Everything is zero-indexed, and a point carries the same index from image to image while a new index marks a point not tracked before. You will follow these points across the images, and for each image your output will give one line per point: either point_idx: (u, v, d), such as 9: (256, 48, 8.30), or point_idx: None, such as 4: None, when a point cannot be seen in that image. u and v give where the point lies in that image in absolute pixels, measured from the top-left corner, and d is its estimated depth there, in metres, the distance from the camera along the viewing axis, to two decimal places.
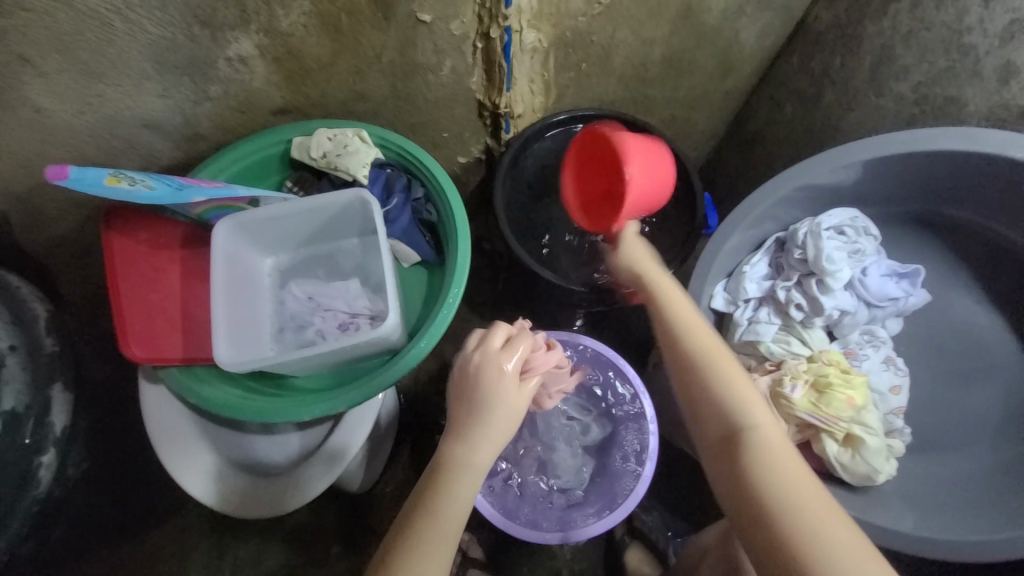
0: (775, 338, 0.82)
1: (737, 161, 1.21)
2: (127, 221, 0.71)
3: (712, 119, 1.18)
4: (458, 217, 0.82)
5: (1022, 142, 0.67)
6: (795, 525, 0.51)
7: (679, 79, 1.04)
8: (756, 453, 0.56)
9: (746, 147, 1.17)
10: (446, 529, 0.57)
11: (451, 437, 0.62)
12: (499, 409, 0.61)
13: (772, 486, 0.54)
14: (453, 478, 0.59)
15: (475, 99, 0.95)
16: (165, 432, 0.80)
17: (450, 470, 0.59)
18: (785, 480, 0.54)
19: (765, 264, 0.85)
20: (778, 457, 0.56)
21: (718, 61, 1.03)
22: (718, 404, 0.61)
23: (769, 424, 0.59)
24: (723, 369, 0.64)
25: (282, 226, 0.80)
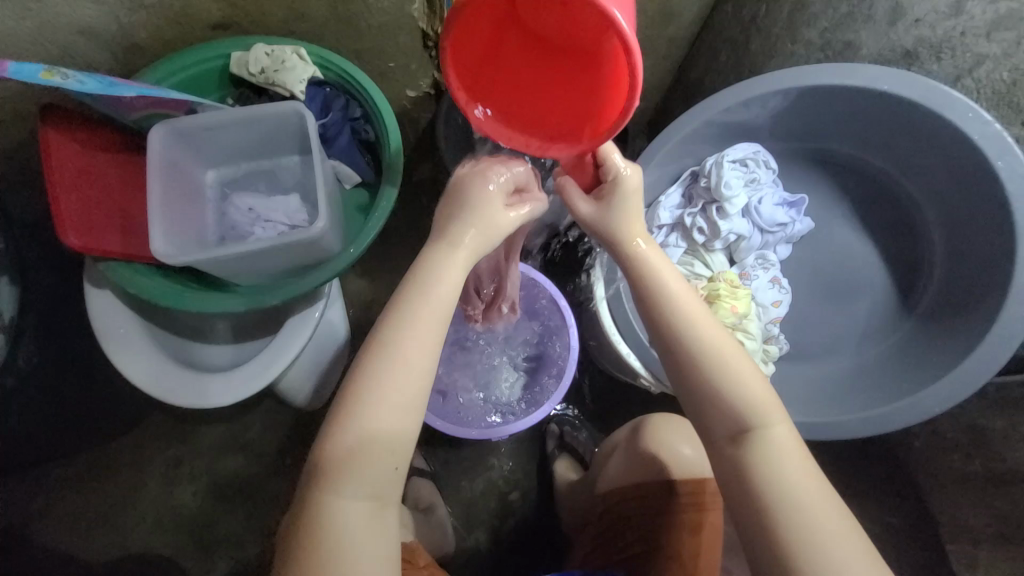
0: (681, 260, 0.91)
1: (679, 111, 1.27)
2: (61, 115, 0.72)
3: (657, 68, 1.20)
4: (392, 136, 0.87)
5: (885, 76, 0.76)
6: (796, 528, 0.51)
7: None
8: (762, 451, 0.54)
9: (687, 96, 1.22)
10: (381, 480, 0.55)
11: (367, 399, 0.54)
12: (426, 314, 0.57)
13: (778, 491, 0.52)
14: (368, 443, 0.54)
15: (418, 28, 0.97)
16: (108, 329, 0.85)
17: (368, 435, 0.54)
18: (793, 481, 0.52)
19: (679, 194, 0.94)
20: (783, 458, 0.53)
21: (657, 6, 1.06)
22: (723, 400, 0.55)
23: (781, 423, 0.55)
24: (733, 358, 0.57)
25: (220, 137, 0.84)
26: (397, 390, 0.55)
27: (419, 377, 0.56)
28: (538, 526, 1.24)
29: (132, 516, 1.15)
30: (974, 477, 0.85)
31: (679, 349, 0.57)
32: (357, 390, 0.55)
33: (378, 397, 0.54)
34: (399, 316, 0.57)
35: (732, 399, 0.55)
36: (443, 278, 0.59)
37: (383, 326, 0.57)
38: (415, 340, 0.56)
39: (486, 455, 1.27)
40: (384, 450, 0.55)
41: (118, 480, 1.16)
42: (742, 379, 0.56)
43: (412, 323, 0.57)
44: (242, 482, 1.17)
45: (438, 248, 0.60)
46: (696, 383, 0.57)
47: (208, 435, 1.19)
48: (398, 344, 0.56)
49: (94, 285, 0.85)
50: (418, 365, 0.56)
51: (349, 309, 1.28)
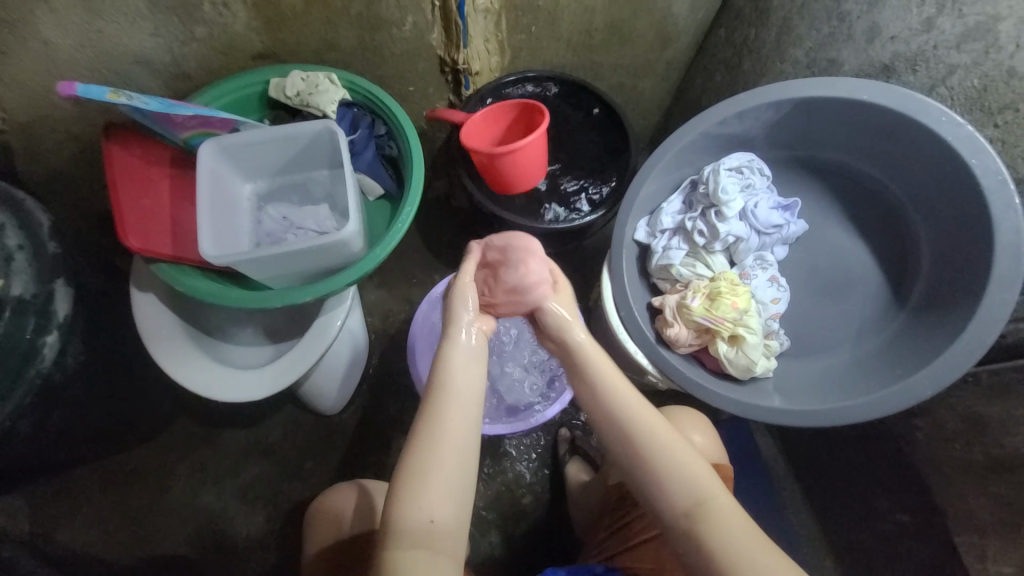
0: (683, 263, 0.96)
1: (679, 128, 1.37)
2: (123, 136, 0.82)
3: (655, 89, 1.33)
4: (413, 148, 0.95)
5: (863, 86, 0.86)
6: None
7: (622, 46, 1.18)
8: (717, 531, 0.60)
9: (686, 114, 1.33)
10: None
11: (403, 499, 0.59)
12: (448, 416, 0.63)
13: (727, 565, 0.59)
14: (404, 541, 0.58)
15: (437, 56, 1.08)
16: (151, 330, 0.91)
17: (404, 531, 0.58)
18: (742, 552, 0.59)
19: (680, 201, 1.01)
20: (745, 541, 0.60)
21: (655, 32, 1.16)
22: (663, 486, 0.63)
23: (723, 498, 0.62)
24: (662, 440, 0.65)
25: (258, 153, 0.93)
26: (428, 541, 0.58)
27: (450, 469, 0.61)
28: (550, 530, 1.25)
29: (155, 518, 1.19)
30: (975, 465, 0.87)
31: (621, 441, 0.66)
32: (398, 496, 0.60)
33: (416, 493, 0.59)
34: (412, 477, 0.60)
35: (675, 480, 0.63)
36: (447, 426, 0.62)
37: (401, 485, 0.60)
38: (435, 494, 0.59)
39: (498, 458, 1.29)
40: (418, 547, 0.58)
41: (145, 482, 1.20)
42: (687, 466, 0.64)
43: (428, 479, 0.60)
44: (263, 484, 1.21)
45: (439, 404, 0.63)
46: (641, 473, 0.65)
47: (232, 437, 1.23)
48: (417, 501, 0.59)
49: (140, 288, 0.92)
50: (444, 511, 0.59)
51: (367, 317, 1.34)
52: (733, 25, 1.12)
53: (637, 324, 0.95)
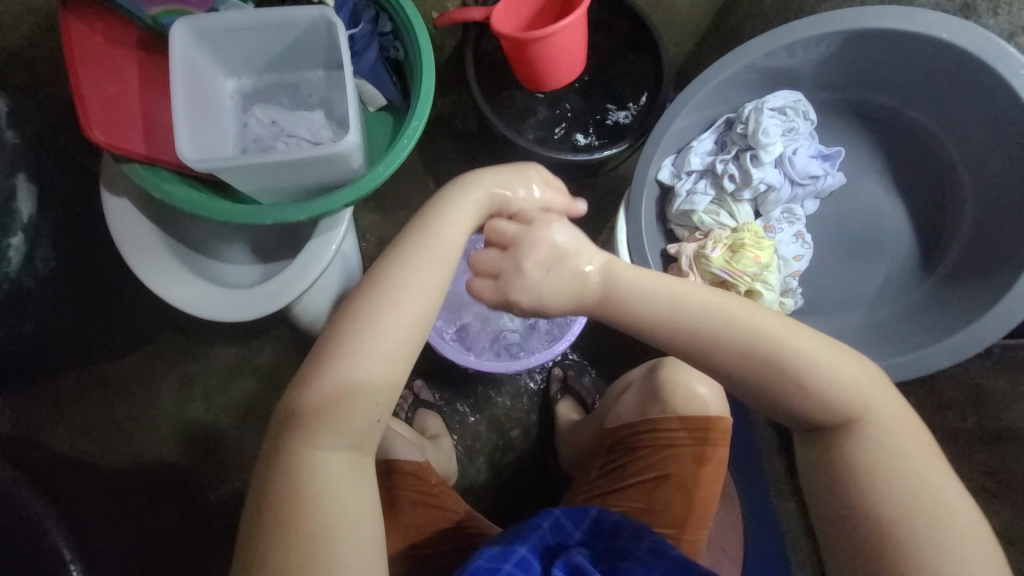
0: (707, 209, 0.92)
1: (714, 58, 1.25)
2: (83, 8, 0.70)
3: (693, 9, 1.19)
4: (423, 52, 0.82)
5: (942, 22, 0.76)
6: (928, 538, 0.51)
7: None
8: (879, 438, 0.55)
9: (724, 42, 1.21)
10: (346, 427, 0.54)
11: (350, 346, 0.55)
12: (421, 268, 0.58)
13: (888, 497, 0.53)
14: (343, 389, 0.54)
15: None
16: (130, 240, 0.85)
17: (345, 376, 0.54)
18: (912, 482, 0.53)
19: (712, 140, 0.93)
20: (904, 449, 0.54)
21: None
22: (813, 399, 0.56)
23: (884, 409, 0.56)
24: (816, 354, 0.57)
25: (243, 41, 0.80)
26: (346, 421, 0.54)
27: (411, 329, 0.56)
28: (537, 462, 1.29)
29: (146, 425, 1.18)
30: (966, 433, 0.88)
31: (750, 364, 0.56)
32: (347, 343, 0.55)
33: (367, 345, 0.55)
34: (339, 349, 0.55)
35: (824, 398, 0.55)
36: (414, 284, 0.57)
37: (326, 360, 0.55)
38: (383, 353, 0.55)
39: (492, 392, 1.30)
40: (360, 400, 0.54)
41: (133, 392, 1.19)
42: (837, 379, 0.56)
43: (354, 357, 0.54)
44: (254, 402, 1.20)
45: (385, 280, 0.57)
46: (788, 387, 0.56)
47: (220, 353, 1.21)
48: (359, 376, 0.54)
49: (112, 192, 0.85)
50: (369, 394, 0.55)
51: (362, 242, 1.27)
52: None
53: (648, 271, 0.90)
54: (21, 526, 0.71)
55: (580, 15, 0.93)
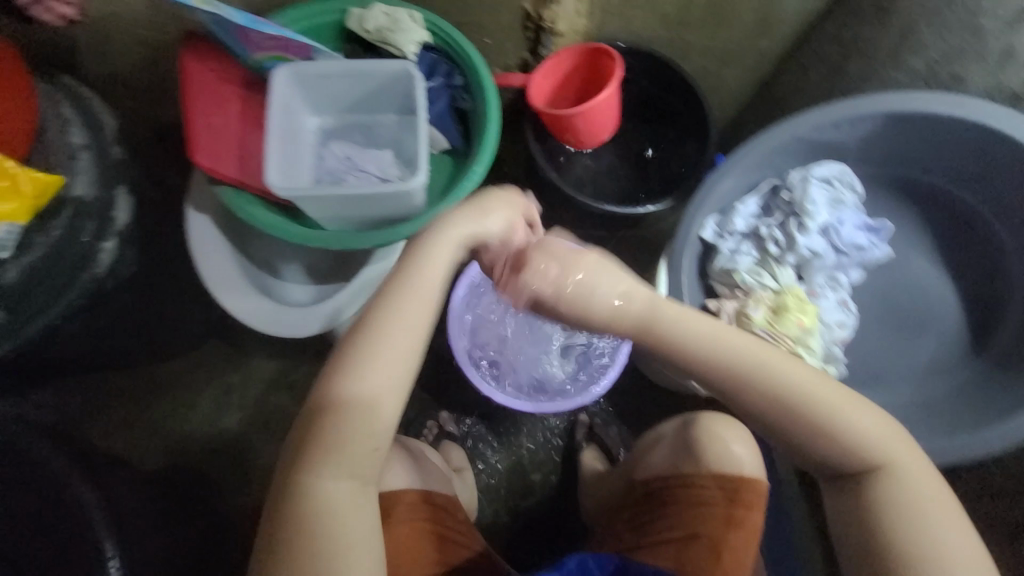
0: (749, 269, 0.93)
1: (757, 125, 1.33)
2: (205, 51, 0.82)
3: (739, 79, 1.28)
4: (491, 105, 0.89)
5: (988, 110, 0.80)
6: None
7: (718, 28, 1.14)
8: (897, 476, 0.58)
9: (768, 112, 1.28)
10: (347, 450, 0.57)
11: (342, 371, 0.58)
12: (407, 291, 0.61)
13: (916, 541, 0.55)
14: (340, 409, 0.58)
15: (523, 8, 1.03)
16: (205, 251, 0.95)
17: (343, 399, 0.58)
18: (933, 523, 0.55)
19: (757, 204, 0.96)
20: (922, 488, 0.57)
21: (756, 18, 1.13)
22: (834, 443, 0.58)
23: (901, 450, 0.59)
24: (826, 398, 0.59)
25: (331, 85, 0.88)
26: (360, 438, 0.57)
27: (402, 352, 0.59)
28: (555, 510, 1.26)
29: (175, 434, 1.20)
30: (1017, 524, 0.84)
31: (772, 404, 0.58)
32: (342, 366, 0.58)
33: (363, 369, 0.58)
34: (351, 369, 0.58)
35: (836, 442, 0.58)
36: (402, 309, 0.60)
37: (340, 380, 0.58)
38: (375, 372, 0.58)
39: (516, 433, 1.29)
40: (361, 423, 0.58)
41: (173, 396, 1.23)
42: (855, 420, 0.59)
43: (366, 375, 0.58)
44: (285, 417, 1.23)
45: (393, 303, 0.60)
46: (813, 428, 0.58)
47: (259, 366, 1.25)
48: (354, 396, 0.58)
49: (195, 208, 0.95)
50: (366, 414, 0.58)
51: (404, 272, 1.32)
52: (847, 21, 1.08)
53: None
54: (75, 512, 0.74)
55: (617, 83, 1.03)
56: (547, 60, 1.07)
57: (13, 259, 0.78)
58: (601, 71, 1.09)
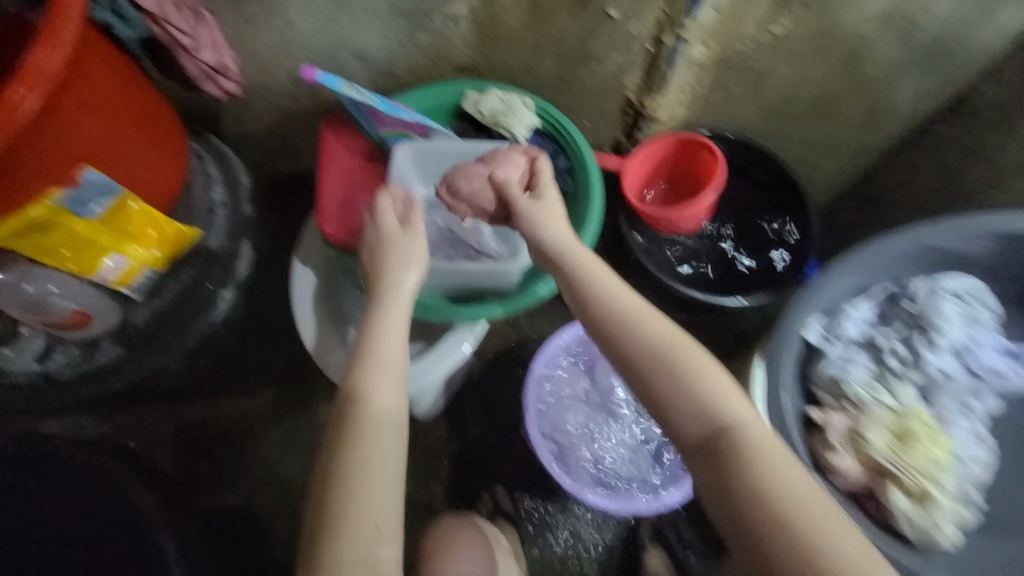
0: (866, 383, 0.88)
1: (854, 217, 1.27)
2: (339, 126, 0.90)
3: (836, 171, 1.25)
4: (594, 188, 0.92)
5: None
6: (784, 527, 0.52)
7: (821, 121, 1.13)
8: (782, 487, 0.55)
9: (868, 205, 1.24)
10: (360, 440, 0.62)
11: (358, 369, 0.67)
12: (393, 293, 0.72)
13: (772, 494, 0.53)
14: (356, 402, 0.65)
15: (624, 96, 1.07)
16: (301, 302, 0.99)
17: (356, 393, 0.65)
18: (800, 489, 0.54)
19: (872, 310, 0.90)
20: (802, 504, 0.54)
21: (864, 115, 1.11)
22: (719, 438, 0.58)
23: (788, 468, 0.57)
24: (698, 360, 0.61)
25: (443, 160, 0.94)
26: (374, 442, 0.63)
27: (393, 345, 0.69)
28: None
29: (231, 469, 1.17)
30: None
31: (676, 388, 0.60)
32: (358, 367, 0.67)
33: (372, 366, 0.67)
34: (364, 388, 0.65)
35: (708, 404, 0.59)
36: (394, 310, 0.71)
37: (354, 395, 0.65)
38: (379, 366, 0.67)
39: (575, 518, 1.19)
40: (371, 413, 0.64)
41: None
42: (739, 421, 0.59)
43: (381, 389, 0.66)
44: None
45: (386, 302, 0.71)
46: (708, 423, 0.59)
47: (324, 414, 1.19)
48: (369, 389, 0.65)
49: (301, 259, 1.01)
50: (373, 404, 0.65)
51: None
52: (968, 123, 1.06)
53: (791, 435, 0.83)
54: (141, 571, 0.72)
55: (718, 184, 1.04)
56: (645, 150, 1.06)
57: (142, 301, 0.87)
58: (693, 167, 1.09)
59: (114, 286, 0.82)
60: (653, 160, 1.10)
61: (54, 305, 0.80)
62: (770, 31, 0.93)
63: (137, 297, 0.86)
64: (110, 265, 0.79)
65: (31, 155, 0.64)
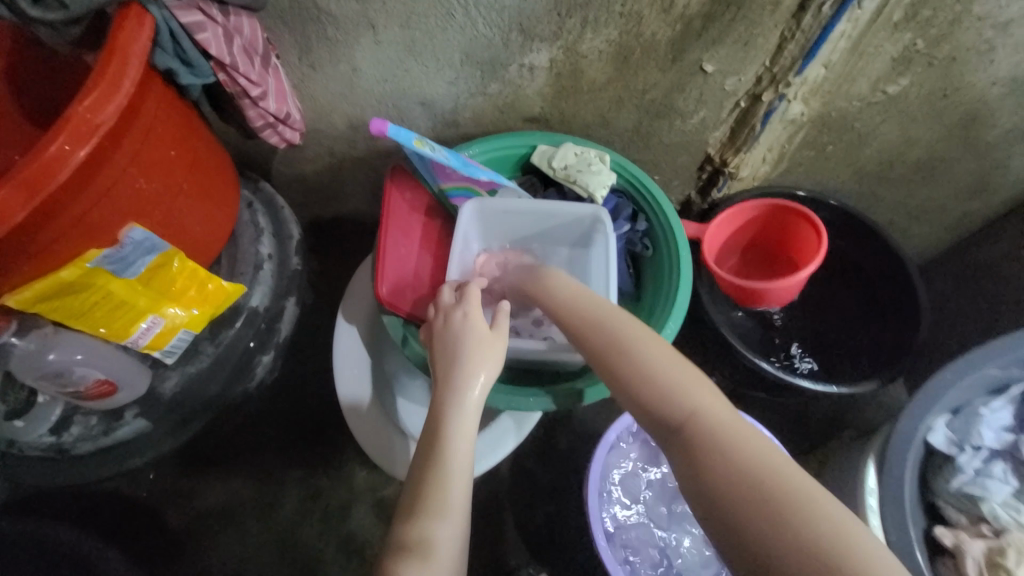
0: (1005, 502, 0.73)
1: (949, 287, 1.14)
2: (400, 179, 0.82)
3: (930, 236, 1.12)
4: (682, 261, 0.82)
5: None
6: (736, 493, 0.45)
7: (920, 185, 1.01)
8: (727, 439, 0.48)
9: (968, 277, 1.10)
10: (439, 434, 0.59)
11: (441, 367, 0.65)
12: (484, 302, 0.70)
13: (719, 453, 0.48)
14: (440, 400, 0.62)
15: (705, 153, 0.98)
16: (344, 365, 0.90)
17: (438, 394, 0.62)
18: (755, 457, 0.47)
19: (1010, 414, 0.76)
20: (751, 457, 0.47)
21: (972, 181, 0.98)
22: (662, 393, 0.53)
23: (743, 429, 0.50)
24: (638, 343, 0.58)
25: (510, 220, 0.86)
26: (452, 422, 0.60)
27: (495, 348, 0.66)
28: None
29: (248, 536, 1.04)
30: None
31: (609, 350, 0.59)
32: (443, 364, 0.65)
33: (460, 363, 0.64)
34: (446, 386, 0.63)
35: (649, 372, 0.55)
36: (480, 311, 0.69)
37: (441, 380, 0.64)
38: (471, 363, 0.64)
39: None
40: (456, 410, 0.60)
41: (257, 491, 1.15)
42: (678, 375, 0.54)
43: (459, 373, 0.63)
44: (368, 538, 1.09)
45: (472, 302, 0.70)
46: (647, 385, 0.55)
47: (355, 478, 1.07)
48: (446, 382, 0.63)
49: (345, 317, 0.92)
50: (455, 398, 0.61)
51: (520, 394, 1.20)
52: None
53: (916, 556, 0.67)
54: None
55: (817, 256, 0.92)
56: (733, 212, 0.98)
57: (173, 367, 0.81)
58: (791, 233, 0.99)
59: (146, 349, 0.75)
60: (747, 227, 1.02)
61: (77, 375, 0.73)
62: (882, 90, 0.83)
63: (168, 361, 0.80)
64: (144, 328, 0.72)
65: (78, 209, 0.58)
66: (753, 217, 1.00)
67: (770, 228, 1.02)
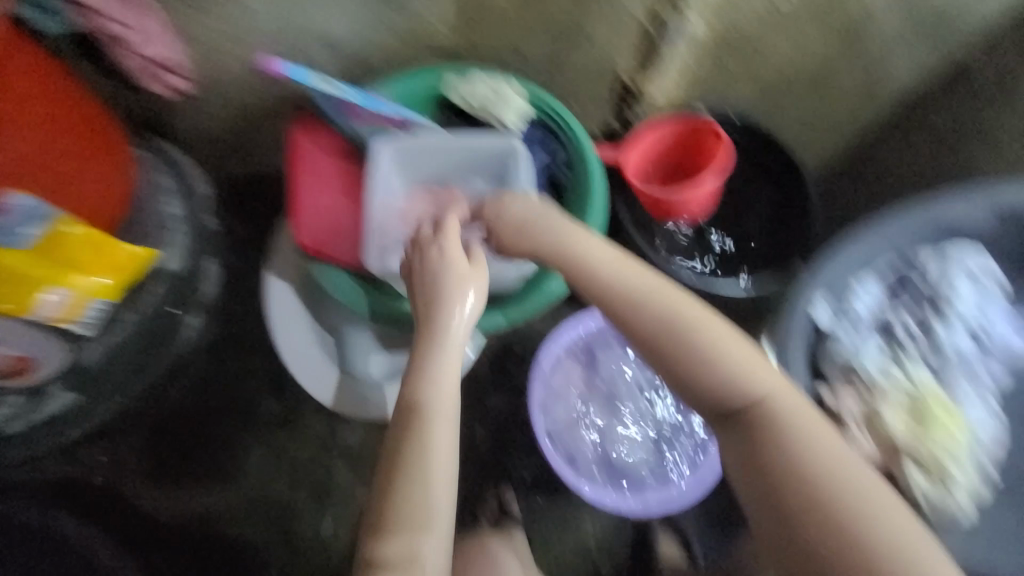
0: (878, 361, 0.86)
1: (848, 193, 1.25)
2: (309, 125, 0.85)
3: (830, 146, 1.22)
4: (597, 188, 0.88)
5: None
6: (799, 471, 0.55)
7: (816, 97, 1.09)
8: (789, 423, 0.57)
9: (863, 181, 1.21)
10: (417, 454, 0.60)
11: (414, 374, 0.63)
12: (456, 281, 0.65)
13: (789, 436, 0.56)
14: (416, 416, 0.62)
15: (618, 78, 1.00)
16: (281, 319, 0.94)
17: (416, 408, 0.62)
18: (814, 431, 0.57)
19: (884, 290, 0.88)
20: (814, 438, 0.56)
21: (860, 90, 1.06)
22: (728, 382, 0.59)
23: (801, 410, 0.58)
24: (688, 321, 0.60)
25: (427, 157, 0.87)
26: (428, 430, 0.61)
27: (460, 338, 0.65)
28: None
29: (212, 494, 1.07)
30: None
31: (658, 332, 0.60)
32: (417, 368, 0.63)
33: (429, 366, 0.63)
34: (422, 393, 0.62)
35: (713, 361, 0.59)
36: (450, 303, 0.65)
37: (413, 379, 0.63)
38: (448, 361, 0.63)
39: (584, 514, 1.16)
40: (437, 426, 0.61)
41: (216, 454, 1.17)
42: (740, 360, 0.59)
43: (430, 378, 0.63)
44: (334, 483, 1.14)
45: (444, 289, 0.65)
46: (710, 371, 0.59)
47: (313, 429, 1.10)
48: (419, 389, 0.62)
49: (275, 273, 0.94)
50: (427, 406, 0.62)
51: None
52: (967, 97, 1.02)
53: None
54: None
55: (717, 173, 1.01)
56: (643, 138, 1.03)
57: (96, 339, 0.85)
58: (699, 147, 1.04)
59: (56, 322, 0.74)
60: (660, 144, 1.06)
61: None
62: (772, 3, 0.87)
63: (87, 333, 0.81)
64: (50, 300, 0.71)
65: None
66: (663, 135, 1.04)
67: (681, 141, 1.06)
